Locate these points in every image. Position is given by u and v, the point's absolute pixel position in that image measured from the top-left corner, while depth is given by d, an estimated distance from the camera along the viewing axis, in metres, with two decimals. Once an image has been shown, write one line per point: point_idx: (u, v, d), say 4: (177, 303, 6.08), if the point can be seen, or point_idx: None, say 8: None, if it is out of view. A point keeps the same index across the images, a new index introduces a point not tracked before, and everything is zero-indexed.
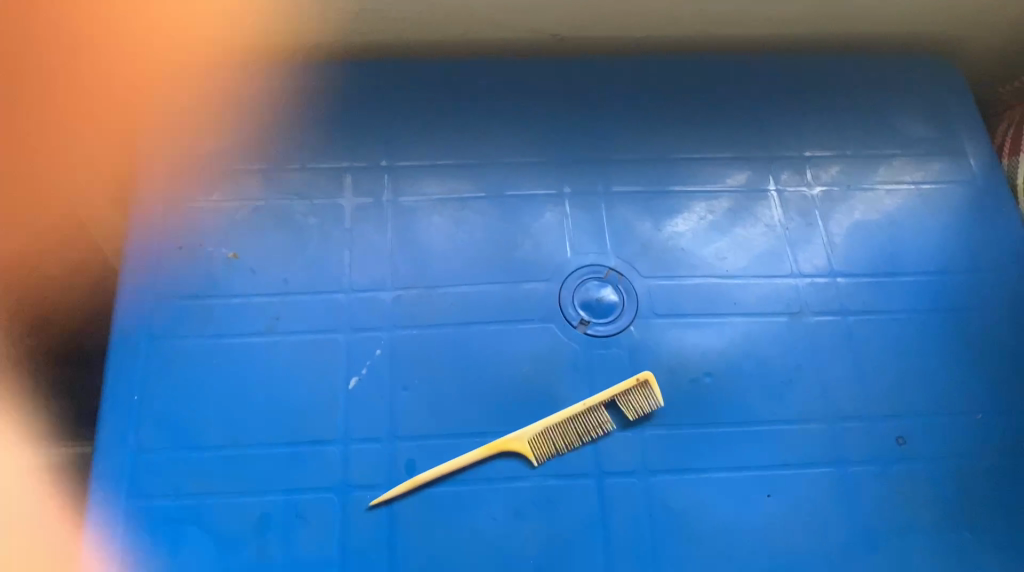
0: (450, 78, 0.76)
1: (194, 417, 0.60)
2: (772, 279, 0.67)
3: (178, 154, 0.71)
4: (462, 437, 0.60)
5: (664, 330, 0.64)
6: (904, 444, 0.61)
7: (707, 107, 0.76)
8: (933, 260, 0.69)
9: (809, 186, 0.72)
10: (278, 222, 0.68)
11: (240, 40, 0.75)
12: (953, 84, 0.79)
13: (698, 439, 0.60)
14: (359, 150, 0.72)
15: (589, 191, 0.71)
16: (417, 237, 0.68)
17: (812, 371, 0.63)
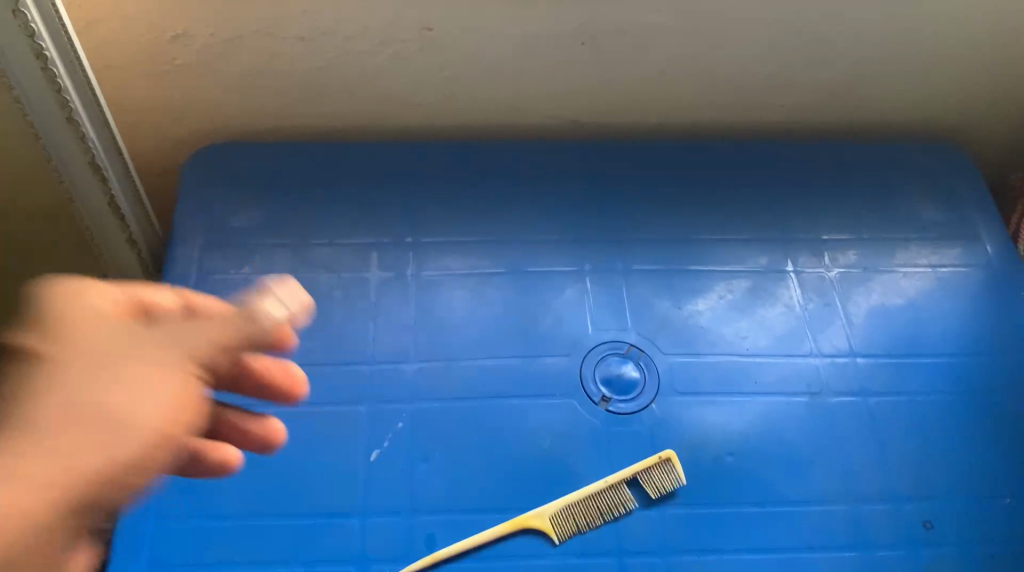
0: (475, 159, 0.79)
1: (216, 487, 0.60)
2: (791, 357, 0.68)
3: (211, 227, 0.73)
4: (483, 512, 0.60)
5: (685, 408, 0.65)
6: (931, 527, 0.60)
7: (724, 189, 0.78)
8: (952, 342, 0.69)
9: (825, 267, 0.73)
10: (305, 294, 0.70)
11: (275, 122, 0.79)
12: (965, 171, 0.81)
13: (720, 518, 0.60)
14: (386, 226, 0.74)
15: (609, 269, 0.72)
16: (440, 310, 0.69)
17: (835, 451, 0.63)
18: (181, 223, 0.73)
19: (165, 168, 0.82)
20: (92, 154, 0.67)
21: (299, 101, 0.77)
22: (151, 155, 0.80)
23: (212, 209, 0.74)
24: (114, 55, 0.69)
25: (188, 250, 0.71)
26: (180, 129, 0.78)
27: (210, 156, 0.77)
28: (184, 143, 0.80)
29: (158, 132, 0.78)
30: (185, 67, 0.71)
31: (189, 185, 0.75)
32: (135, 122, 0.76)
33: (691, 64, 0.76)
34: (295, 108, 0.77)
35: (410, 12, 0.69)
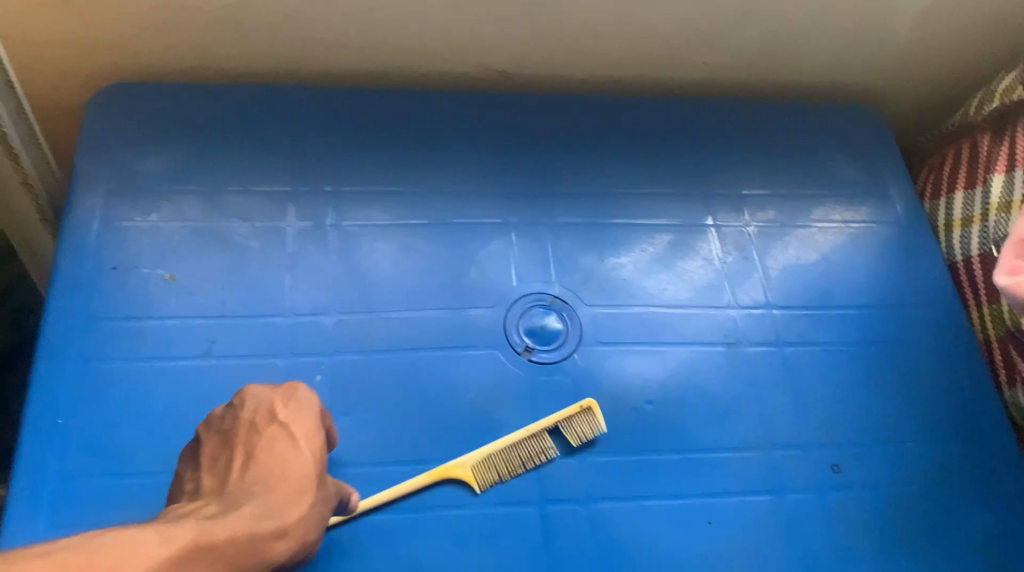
0: (399, 107, 0.77)
1: (121, 441, 0.58)
2: (710, 309, 0.69)
3: (117, 172, 0.69)
4: (404, 463, 0.59)
5: (607, 358, 0.65)
6: (838, 470, 0.63)
7: (649, 144, 0.78)
8: (862, 295, 0.72)
9: (744, 223, 0.74)
10: (218, 243, 0.67)
11: (187, 63, 0.75)
12: (878, 131, 0.84)
13: (640, 466, 0.61)
14: (304, 174, 0.71)
15: (534, 222, 0.72)
16: (362, 262, 0.67)
17: (750, 398, 0.65)
18: (83, 169, 0.69)
19: (67, 110, 0.77)
20: None
21: (211, 40, 0.73)
22: (52, 95, 0.75)
23: (118, 154, 0.70)
24: None
25: (91, 196, 0.67)
26: (83, 67, 0.73)
27: (116, 97, 0.73)
28: (88, 82, 0.75)
29: (60, 70, 0.73)
30: None
31: (93, 127, 0.71)
32: (33, 57, 0.71)
33: (618, 17, 0.75)
34: (210, 48, 0.74)
35: None
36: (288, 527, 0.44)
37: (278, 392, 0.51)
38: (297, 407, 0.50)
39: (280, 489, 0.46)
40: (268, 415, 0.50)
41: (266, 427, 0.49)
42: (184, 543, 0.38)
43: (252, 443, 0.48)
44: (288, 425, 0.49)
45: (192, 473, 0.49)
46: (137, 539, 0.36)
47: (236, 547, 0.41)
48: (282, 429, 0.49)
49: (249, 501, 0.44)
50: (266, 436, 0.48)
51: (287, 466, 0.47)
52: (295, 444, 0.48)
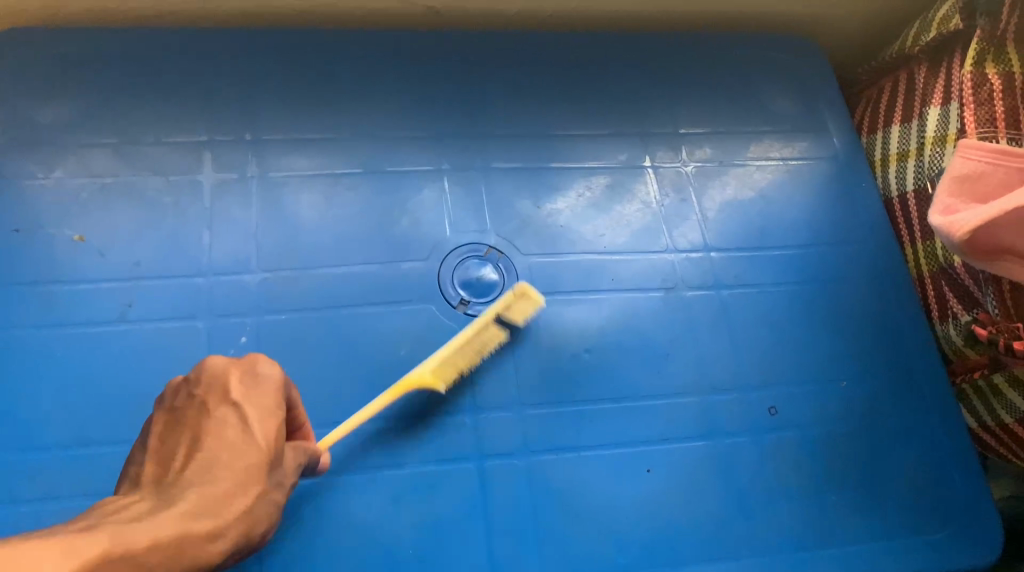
0: (321, 47, 0.73)
1: (34, 409, 0.55)
2: (648, 254, 0.68)
3: (15, 124, 0.64)
4: (336, 425, 0.57)
5: (544, 307, 0.64)
6: (775, 412, 0.63)
7: (585, 82, 0.76)
8: (800, 234, 0.71)
9: (682, 162, 0.73)
10: (130, 199, 0.63)
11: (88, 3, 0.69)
12: (816, 64, 0.82)
13: (579, 416, 0.60)
14: (222, 122, 0.67)
15: (468, 168, 0.69)
16: (286, 213, 0.64)
17: (688, 342, 0.64)
18: None
19: None
20: None
21: None
22: None
23: (15, 104, 0.65)
24: None
25: None
26: None
27: (10, 42, 0.68)
28: None
29: None
30: None
31: None
32: None
33: None
34: None
35: None
36: (226, 526, 0.41)
37: (234, 368, 0.47)
38: (253, 384, 0.47)
39: (222, 480, 0.42)
40: (221, 394, 0.46)
41: (216, 407, 0.45)
42: (91, 557, 0.33)
43: (202, 424, 0.44)
44: (241, 405, 0.45)
45: (137, 455, 0.45)
46: (34, 560, 0.31)
47: (164, 552, 0.37)
48: (234, 410, 0.45)
49: (186, 495, 0.40)
50: (216, 419, 0.44)
51: (236, 454, 0.43)
52: (248, 427, 0.44)
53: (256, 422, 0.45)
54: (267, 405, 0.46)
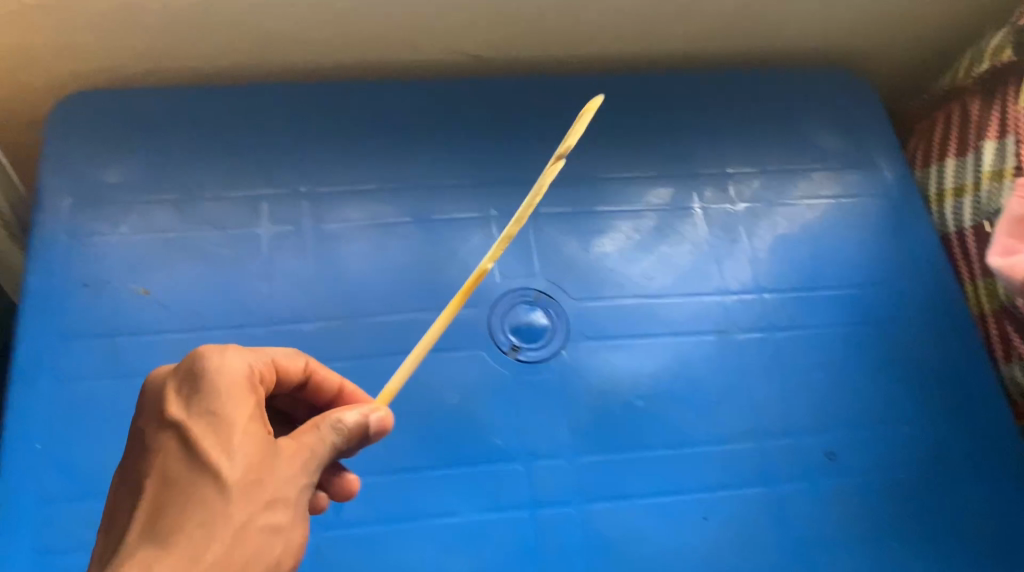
0: (370, 98, 0.75)
1: (101, 460, 0.56)
2: (699, 297, 0.67)
3: (82, 184, 0.67)
4: (390, 474, 0.58)
5: (594, 353, 0.64)
6: (832, 457, 0.62)
7: (630, 123, 0.76)
8: (852, 273, 0.70)
9: (731, 203, 0.73)
10: (190, 253, 0.65)
11: (150, 64, 0.73)
12: (864, 96, 0.81)
13: (631, 463, 0.60)
14: (277, 176, 0.69)
15: (516, 214, 0.70)
16: (339, 262, 0.66)
17: (741, 387, 0.64)
18: (47, 182, 0.67)
19: (31, 119, 0.75)
20: None
21: (171, 38, 0.71)
22: (13, 104, 0.73)
23: (83, 164, 0.68)
24: None
25: (56, 210, 0.65)
26: (42, 74, 0.71)
27: (78, 103, 0.71)
28: (45, 88, 0.73)
29: (18, 77, 0.71)
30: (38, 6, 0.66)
31: (53, 137, 0.69)
32: None
33: None
34: (172, 48, 0.72)
35: None
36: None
37: (169, 384, 0.40)
38: (191, 396, 0.38)
39: (182, 513, 0.35)
40: (159, 418, 0.38)
41: (157, 436, 0.38)
42: None
43: (147, 462, 0.38)
44: (179, 426, 0.37)
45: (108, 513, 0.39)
46: None
47: None
48: (173, 434, 0.37)
49: (132, 554, 0.34)
50: (159, 451, 0.37)
51: (187, 486, 0.36)
52: (191, 451, 0.37)
53: (196, 444, 0.37)
54: (211, 414, 0.38)
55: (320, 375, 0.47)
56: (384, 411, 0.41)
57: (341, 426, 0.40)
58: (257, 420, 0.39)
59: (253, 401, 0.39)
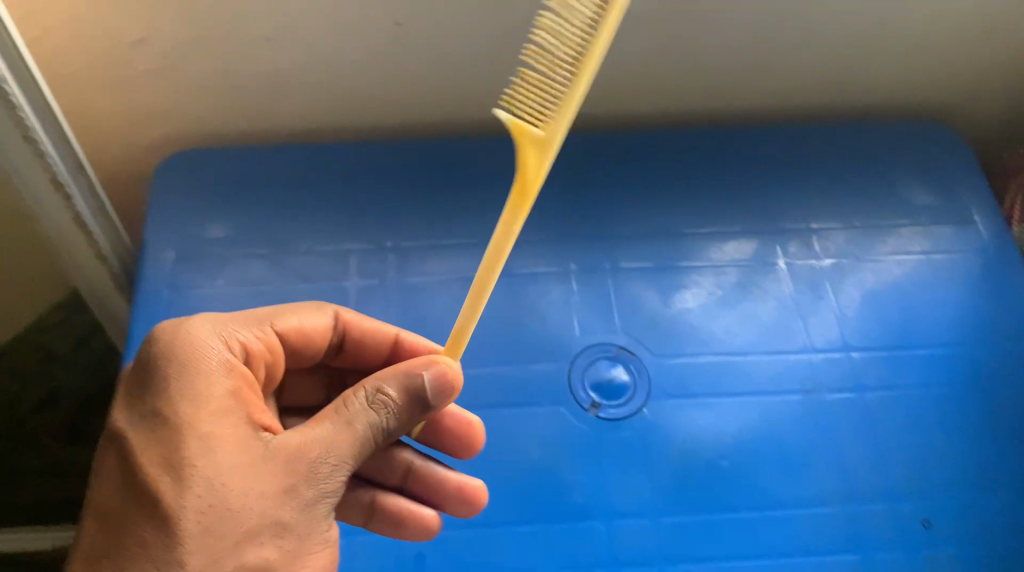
0: (453, 155, 0.77)
1: None
2: (783, 355, 0.66)
3: (185, 240, 0.71)
4: (471, 528, 0.58)
5: (676, 411, 0.63)
6: (929, 525, 0.59)
7: (711, 177, 0.76)
8: (947, 331, 0.68)
9: (817, 257, 0.71)
10: (282, 306, 0.67)
11: (248, 125, 0.77)
12: (955, 148, 0.79)
13: (714, 523, 0.59)
14: (365, 231, 0.72)
15: (596, 268, 0.70)
16: (424, 316, 0.67)
17: (830, 448, 0.62)
18: (153, 238, 0.71)
19: (136, 177, 0.80)
20: (53, 171, 0.66)
21: (267, 101, 0.75)
22: (121, 164, 0.78)
23: (184, 221, 0.72)
24: (69, 65, 0.68)
25: (160, 264, 0.69)
26: (149, 135, 0.76)
27: (182, 163, 0.75)
28: (151, 149, 0.78)
29: (127, 139, 0.76)
30: (148, 74, 0.70)
31: (158, 194, 0.73)
32: (102, 129, 0.74)
33: (671, 50, 0.74)
34: (268, 110, 0.76)
35: (378, 8, 0.67)
36: None
37: (124, 391, 0.42)
38: (140, 404, 0.41)
39: (133, 533, 0.38)
40: (113, 428, 0.41)
41: (111, 447, 0.41)
42: None
43: (102, 472, 0.41)
44: (127, 436, 0.40)
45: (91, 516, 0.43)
46: None
47: None
48: (122, 446, 0.40)
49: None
50: (110, 464, 0.40)
51: (136, 503, 0.39)
52: (138, 464, 0.39)
53: (144, 458, 0.39)
54: (156, 424, 0.40)
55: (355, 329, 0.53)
56: (431, 366, 0.43)
57: (381, 396, 0.42)
58: (228, 408, 0.41)
59: (222, 387, 0.42)
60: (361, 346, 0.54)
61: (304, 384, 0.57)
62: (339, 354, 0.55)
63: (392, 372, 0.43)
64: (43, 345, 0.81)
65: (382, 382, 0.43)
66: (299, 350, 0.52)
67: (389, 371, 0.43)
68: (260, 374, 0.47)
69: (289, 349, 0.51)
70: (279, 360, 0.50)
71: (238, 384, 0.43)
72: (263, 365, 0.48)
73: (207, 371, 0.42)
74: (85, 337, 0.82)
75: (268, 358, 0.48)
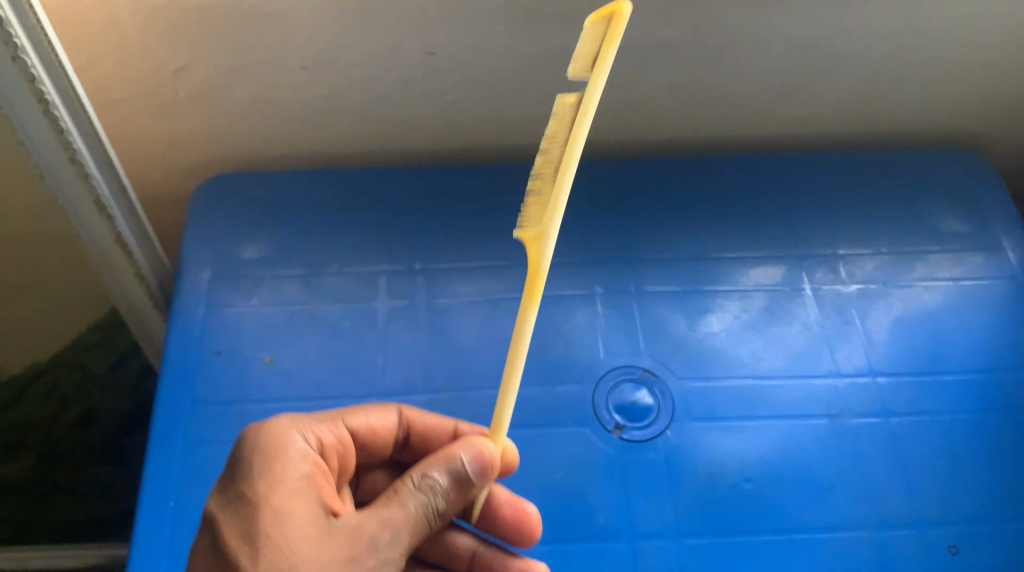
0: (481, 179, 0.79)
1: None
2: (810, 380, 0.66)
3: (221, 260, 0.73)
4: None
5: (701, 434, 0.63)
6: (957, 551, 0.58)
7: (736, 201, 0.77)
8: (976, 358, 0.67)
9: (843, 283, 0.71)
10: (314, 325, 0.69)
11: (284, 150, 0.79)
12: (983, 175, 0.79)
13: (737, 546, 0.59)
14: (395, 253, 0.73)
15: (622, 290, 0.71)
16: (451, 338, 0.69)
17: (856, 475, 0.61)
18: (190, 256, 0.73)
19: (174, 198, 0.83)
20: (97, 193, 0.68)
21: (303, 126, 0.77)
22: (161, 185, 0.81)
23: (221, 242, 0.74)
24: (117, 91, 0.71)
25: (196, 283, 0.71)
26: (188, 159, 0.79)
27: (219, 186, 0.78)
28: (190, 172, 0.80)
29: (167, 162, 0.79)
30: (188, 100, 0.72)
31: (195, 215, 0.75)
32: (144, 152, 0.77)
33: (698, 77, 0.75)
34: (302, 135, 0.78)
35: (411, 38, 0.69)
36: None
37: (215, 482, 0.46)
38: (226, 488, 0.45)
39: None
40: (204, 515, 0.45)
41: (200, 531, 0.44)
42: None
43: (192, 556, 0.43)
44: (214, 517, 0.43)
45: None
46: None
47: None
48: (209, 526, 0.43)
49: None
50: (199, 547, 0.43)
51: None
52: (221, 539, 0.42)
53: (227, 532, 0.42)
54: (239, 501, 0.43)
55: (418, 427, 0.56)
56: (468, 446, 0.46)
57: (427, 479, 0.45)
58: (301, 488, 0.44)
59: (297, 470, 0.45)
60: (424, 444, 0.56)
61: (381, 477, 0.59)
62: (406, 449, 0.57)
63: (435, 458, 0.46)
64: (82, 362, 0.85)
65: (427, 464, 0.45)
66: (367, 447, 0.55)
67: (432, 458, 0.46)
68: (332, 466, 0.51)
69: (360, 445, 0.54)
70: (350, 455, 0.53)
71: (312, 470, 0.46)
72: (335, 458, 0.51)
73: (286, 457, 0.46)
74: (125, 355, 0.86)
75: (340, 451, 0.52)
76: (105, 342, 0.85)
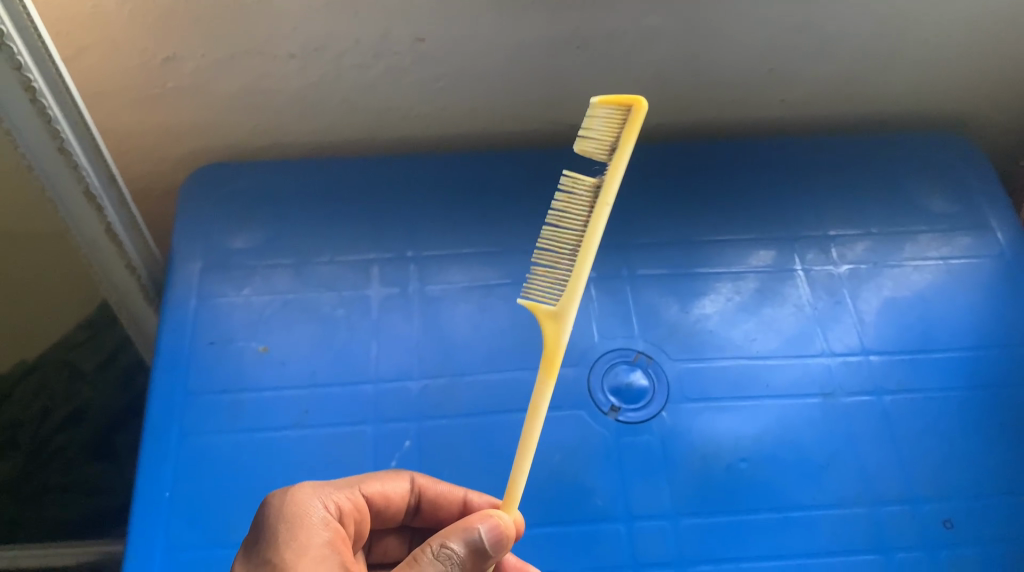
0: (472, 167, 0.79)
1: (221, 512, 0.59)
2: (803, 359, 0.67)
3: (212, 250, 0.72)
4: None
5: (696, 416, 0.64)
6: (951, 526, 0.59)
7: (726, 185, 0.77)
8: (965, 337, 0.68)
9: (834, 264, 0.72)
10: (307, 313, 0.69)
11: (273, 140, 0.79)
12: (970, 156, 0.80)
13: (733, 527, 0.59)
14: (386, 242, 0.73)
15: (614, 275, 0.71)
16: (445, 326, 0.69)
17: (850, 454, 0.62)
18: (179, 248, 0.73)
19: (163, 190, 0.82)
20: (86, 184, 0.67)
21: (294, 115, 0.76)
22: (150, 177, 0.80)
23: (212, 233, 0.73)
24: (107, 82, 0.70)
25: (188, 273, 0.71)
26: (176, 151, 0.78)
27: (207, 176, 0.77)
28: (179, 164, 0.80)
29: (155, 154, 0.78)
30: (177, 90, 0.72)
31: (185, 206, 0.75)
32: (132, 144, 0.77)
33: (689, 62, 0.76)
34: (292, 125, 0.77)
35: (400, 25, 0.69)
36: None
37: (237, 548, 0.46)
38: (250, 557, 0.45)
39: None
40: None
41: None
42: None
43: None
44: None
45: None
46: None
47: None
48: None
49: None
50: None
51: None
52: None
53: None
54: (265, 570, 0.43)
55: (431, 493, 0.54)
56: (486, 518, 0.45)
57: (446, 550, 0.43)
58: (323, 556, 0.44)
59: (319, 537, 0.45)
60: (437, 509, 0.55)
61: (393, 542, 0.58)
62: (417, 515, 0.55)
63: (456, 528, 0.44)
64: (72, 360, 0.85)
65: (446, 533, 0.44)
66: (381, 515, 0.53)
67: (451, 527, 0.44)
68: (350, 533, 0.49)
69: (374, 512, 0.52)
70: (366, 520, 0.52)
71: (333, 536, 0.46)
72: (352, 525, 0.50)
73: (307, 524, 0.46)
74: (112, 353, 0.85)
75: (357, 517, 0.50)
76: (96, 341, 0.84)
